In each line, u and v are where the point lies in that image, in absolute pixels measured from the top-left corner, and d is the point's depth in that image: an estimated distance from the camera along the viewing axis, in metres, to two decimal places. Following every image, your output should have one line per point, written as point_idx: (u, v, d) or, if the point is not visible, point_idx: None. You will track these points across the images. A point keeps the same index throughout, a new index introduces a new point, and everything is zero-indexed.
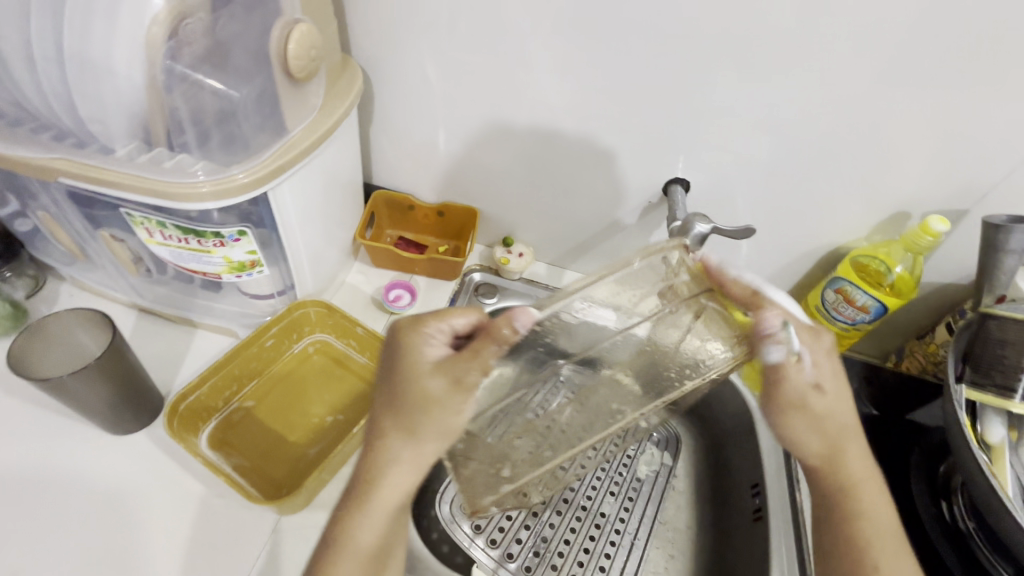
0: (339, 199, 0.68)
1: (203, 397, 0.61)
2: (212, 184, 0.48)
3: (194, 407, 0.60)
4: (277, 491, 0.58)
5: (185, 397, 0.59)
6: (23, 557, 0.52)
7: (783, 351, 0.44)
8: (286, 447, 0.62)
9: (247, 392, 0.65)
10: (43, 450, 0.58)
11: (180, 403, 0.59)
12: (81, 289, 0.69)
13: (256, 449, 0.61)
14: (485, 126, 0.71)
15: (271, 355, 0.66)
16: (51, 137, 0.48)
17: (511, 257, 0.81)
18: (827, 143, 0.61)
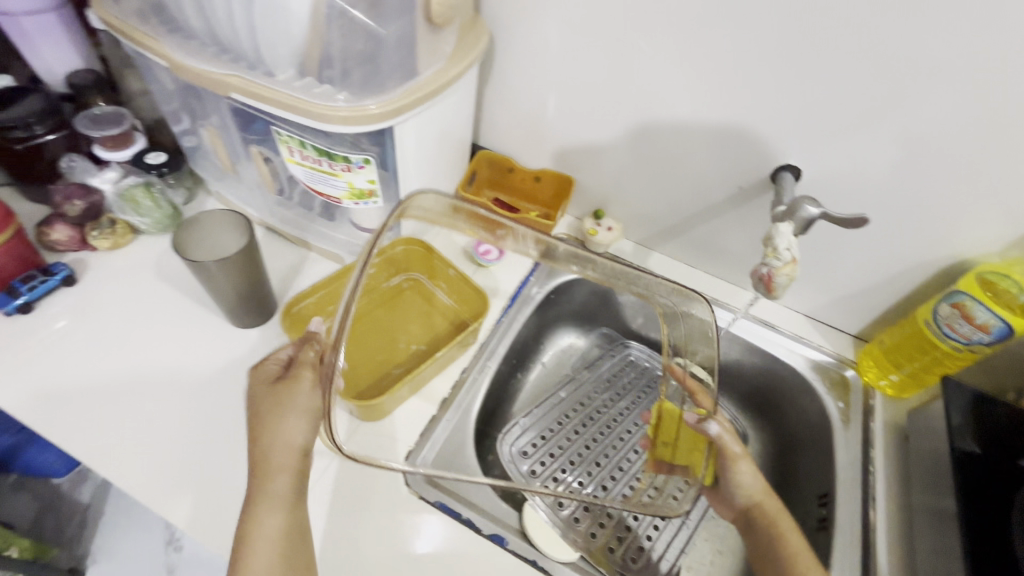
0: (450, 150, 0.73)
1: (310, 306, 0.69)
2: (349, 109, 0.54)
3: (303, 313, 0.68)
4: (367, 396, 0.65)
5: (297, 302, 0.67)
6: (153, 412, 0.61)
7: (716, 426, 0.59)
8: (377, 365, 0.68)
9: None
10: (180, 330, 0.68)
11: (292, 306, 0.67)
12: (224, 205, 0.80)
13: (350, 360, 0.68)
14: (596, 98, 0.72)
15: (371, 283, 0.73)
16: (228, 59, 0.56)
17: (599, 230, 0.82)
18: (971, 143, 0.56)
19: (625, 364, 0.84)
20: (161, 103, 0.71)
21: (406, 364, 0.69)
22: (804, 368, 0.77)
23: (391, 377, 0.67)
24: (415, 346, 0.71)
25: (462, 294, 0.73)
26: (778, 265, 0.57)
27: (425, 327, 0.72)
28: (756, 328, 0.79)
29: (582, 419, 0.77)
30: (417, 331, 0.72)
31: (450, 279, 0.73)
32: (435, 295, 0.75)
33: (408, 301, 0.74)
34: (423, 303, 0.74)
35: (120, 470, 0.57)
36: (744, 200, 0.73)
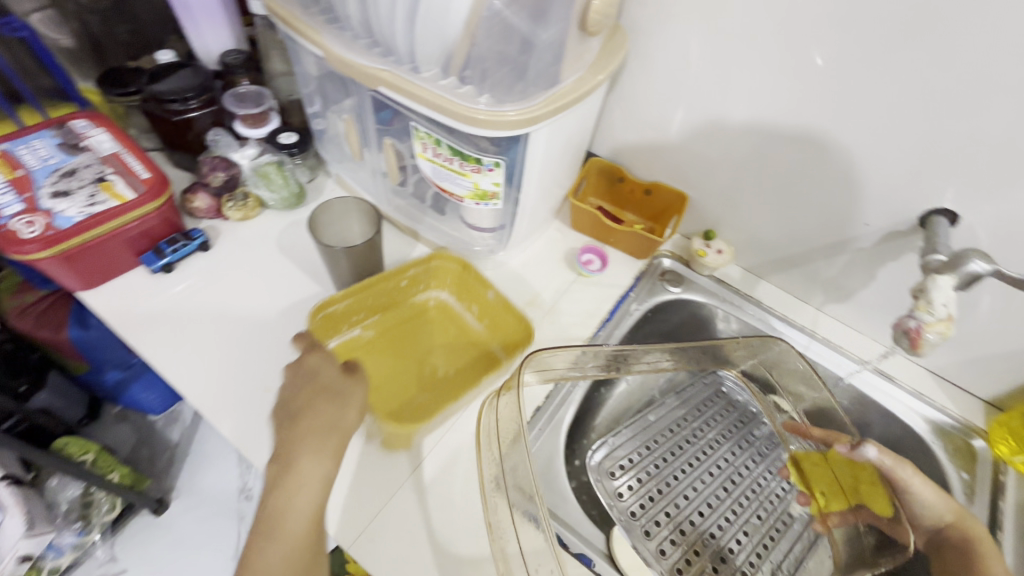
0: (568, 157, 0.72)
1: (339, 311, 0.67)
2: (488, 112, 0.54)
3: (330, 316, 0.67)
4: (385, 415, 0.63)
5: (329, 304, 0.65)
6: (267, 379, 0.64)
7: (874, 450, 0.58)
8: (397, 380, 0.67)
9: (370, 322, 0.72)
10: (294, 302, 0.71)
11: (325, 306, 0.65)
12: (341, 188, 0.83)
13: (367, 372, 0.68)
14: (730, 117, 0.69)
15: (399, 297, 0.73)
16: (380, 53, 0.58)
17: (709, 251, 0.79)
18: None
19: (715, 393, 0.80)
20: (302, 87, 0.74)
21: (434, 390, 0.67)
22: (922, 428, 0.71)
23: (416, 403, 0.65)
24: (444, 372, 0.69)
25: (497, 323, 0.71)
26: (930, 319, 0.52)
27: (459, 353, 0.71)
28: (873, 378, 0.74)
29: (670, 447, 0.74)
30: (451, 359, 0.70)
31: (485, 302, 0.71)
32: (464, 317, 0.74)
33: (433, 321, 0.74)
34: (449, 330, 0.73)
35: (234, 428, 0.61)
36: (881, 241, 0.67)
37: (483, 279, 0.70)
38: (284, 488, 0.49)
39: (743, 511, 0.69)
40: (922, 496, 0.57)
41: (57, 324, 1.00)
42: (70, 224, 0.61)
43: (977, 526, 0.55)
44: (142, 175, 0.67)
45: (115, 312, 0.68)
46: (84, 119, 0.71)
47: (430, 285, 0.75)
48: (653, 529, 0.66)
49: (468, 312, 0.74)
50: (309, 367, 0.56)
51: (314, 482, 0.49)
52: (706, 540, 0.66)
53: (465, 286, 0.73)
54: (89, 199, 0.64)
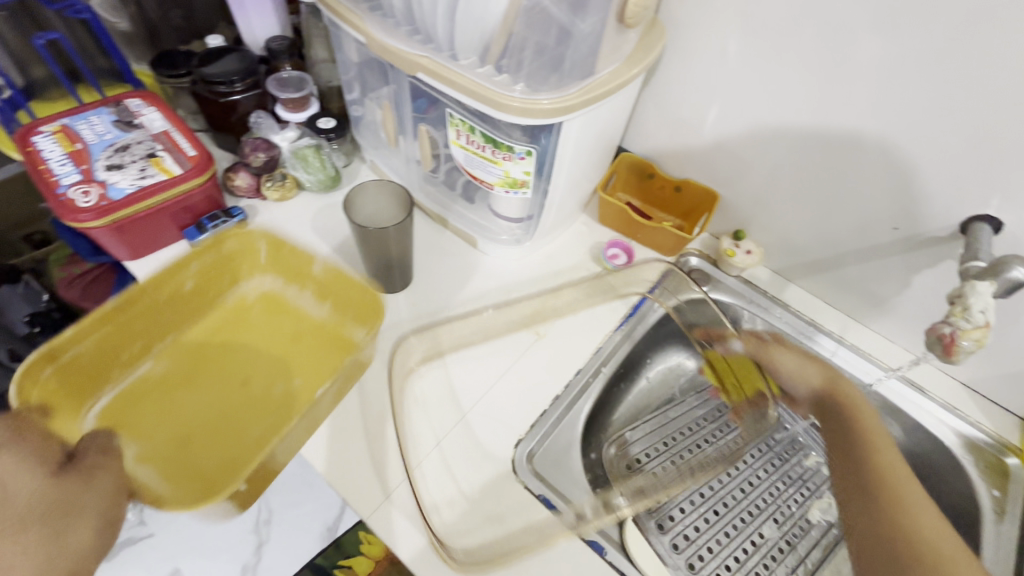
0: (598, 151, 0.72)
1: (89, 359, 0.62)
2: (522, 101, 0.55)
3: (73, 362, 0.61)
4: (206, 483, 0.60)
5: (71, 346, 0.60)
6: None
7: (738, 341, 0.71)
8: (228, 418, 0.64)
9: (162, 348, 0.68)
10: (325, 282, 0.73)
11: (58, 353, 0.59)
12: (374, 173, 0.85)
13: (175, 419, 0.64)
14: (764, 115, 0.68)
15: (196, 301, 0.70)
16: (419, 40, 0.59)
17: (738, 251, 0.78)
18: None
19: None
20: (342, 74, 0.76)
21: (269, 409, 0.65)
22: (952, 442, 0.69)
23: (246, 440, 0.63)
24: (278, 388, 0.67)
25: (337, 299, 0.70)
26: (966, 326, 0.50)
27: (284, 358, 0.70)
28: (905, 390, 0.72)
29: (687, 445, 0.74)
30: (270, 368, 0.69)
31: (313, 279, 0.71)
32: (295, 303, 0.73)
33: (258, 316, 0.73)
34: (281, 320, 0.72)
35: None
36: (920, 247, 0.65)
37: (303, 254, 0.69)
38: None
39: (758, 513, 0.69)
40: (788, 368, 0.67)
41: (99, 296, 1.05)
42: (121, 195, 0.65)
43: (852, 389, 0.63)
44: (189, 153, 0.70)
45: (158, 282, 0.71)
46: (137, 98, 0.75)
47: (251, 275, 0.74)
48: (666, 524, 0.66)
49: (297, 295, 0.74)
50: (48, 471, 0.58)
51: None
52: (720, 538, 0.66)
53: (289, 272, 0.73)
54: (139, 173, 0.67)
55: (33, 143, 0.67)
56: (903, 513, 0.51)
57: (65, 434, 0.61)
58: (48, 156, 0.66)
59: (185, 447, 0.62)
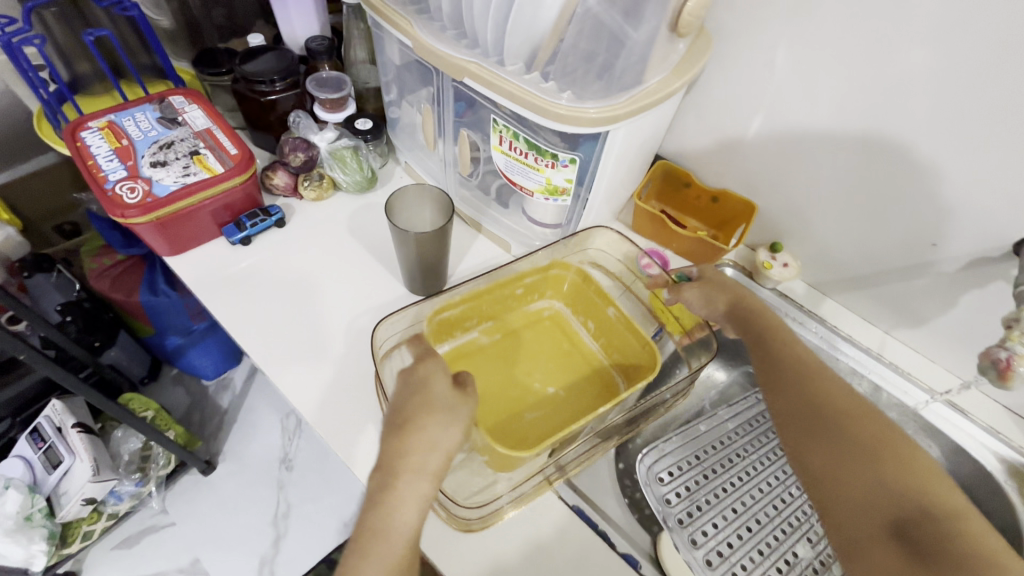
0: (638, 159, 0.71)
1: (455, 316, 0.66)
2: (569, 108, 0.55)
3: (446, 321, 0.66)
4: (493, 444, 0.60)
5: (443, 309, 0.64)
6: (331, 353, 0.67)
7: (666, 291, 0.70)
8: (507, 396, 0.65)
9: (485, 328, 0.69)
10: (360, 282, 0.74)
11: (437, 313, 0.64)
12: (408, 175, 0.85)
13: (486, 393, 0.65)
14: (810, 126, 0.67)
15: (513, 305, 0.71)
16: (466, 46, 0.59)
17: (774, 264, 0.77)
18: None
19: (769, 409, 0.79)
20: (382, 75, 0.77)
21: (546, 409, 0.64)
22: (994, 466, 0.67)
23: (525, 422, 0.63)
24: (549, 389, 0.66)
25: (613, 342, 0.69)
26: (1021, 350, 0.49)
27: (561, 368, 0.68)
28: (945, 412, 0.70)
29: (720, 458, 0.72)
30: (553, 372, 0.68)
31: (607, 319, 0.68)
32: (579, 334, 0.71)
33: (548, 330, 0.71)
34: (565, 341, 0.71)
35: (300, 397, 0.63)
36: (967, 266, 0.64)
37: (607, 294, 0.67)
38: (389, 478, 0.46)
39: (791, 532, 0.68)
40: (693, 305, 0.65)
41: (129, 288, 1.06)
42: (166, 192, 0.66)
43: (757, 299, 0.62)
44: (231, 151, 0.71)
45: (197, 278, 0.72)
46: (181, 95, 0.76)
47: (545, 294, 0.73)
48: (701, 540, 0.65)
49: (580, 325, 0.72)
50: (422, 375, 0.51)
51: (438, 449, 0.47)
52: (753, 556, 0.65)
53: (580, 303, 0.71)
54: (183, 170, 0.68)
55: (81, 138, 0.68)
56: (818, 393, 0.52)
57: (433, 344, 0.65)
58: (96, 151, 0.67)
59: (495, 420, 0.63)
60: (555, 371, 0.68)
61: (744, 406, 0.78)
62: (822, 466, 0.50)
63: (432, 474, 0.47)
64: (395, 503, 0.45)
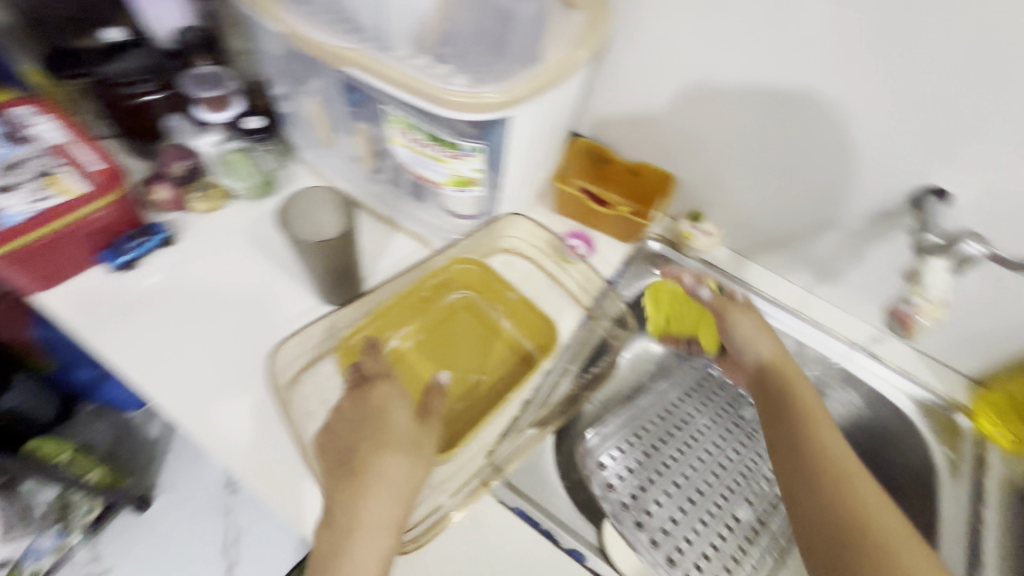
0: (552, 139, 0.69)
1: (366, 335, 0.62)
2: (466, 95, 0.51)
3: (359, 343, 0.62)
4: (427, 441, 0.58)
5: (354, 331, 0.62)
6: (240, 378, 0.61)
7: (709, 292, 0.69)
8: (434, 398, 0.61)
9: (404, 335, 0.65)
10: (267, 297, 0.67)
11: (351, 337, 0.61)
12: (314, 174, 0.79)
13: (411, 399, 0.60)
14: (716, 91, 0.66)
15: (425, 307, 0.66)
16: (345, 30, 0.54)
17: (696, 234, 0.77)
18: None
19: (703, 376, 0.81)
20: (266, 69, 0.69)
21: (473, 400, 0.61)
22: (908, 407, 0.71)
23: (455, 419, 0.60)
24: (476, 376, 0.63)
25: (525, 321, 0.66)
26: (924, 303, 0.51)
27: (480, 353, 0.64)
28: (862, 360, 0.74)
29: (659, 434, 0.74)
30: (475, 359, 0.64)
31: (512, 303, 0.66)
32: (493, 318, 0.67)
33: (464, 322, 0.66)
34: (481, 327, 0.66)
35: (207, 432, 0.57)
36: (872, 220, 0.66)
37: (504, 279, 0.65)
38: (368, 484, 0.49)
39: (731, 496, 0.70)
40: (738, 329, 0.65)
41: (18, 323, 0.95)
42: (13, 223, 0.57)
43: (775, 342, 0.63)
44: (93, 167, 0.61)
45: (74, 312, 0.63)
46: (27, 106, 0.65)
47: (453, 285, 0.67)
48: (644, 520, 0.66)
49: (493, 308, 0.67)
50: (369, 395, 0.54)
51: (411, 459, 0.50)
52: (697, 527, 0.67)
53: (487, 288, 0.67)
54: (34, 194, 0.59)
55: None
56: (806, 433, 0.54)
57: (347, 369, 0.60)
58: None
59: None
60: (478, 362, 0.64)
61: (679, 379, 0.81)
62: (797, 496, 0.51)
63: (409, 487, 0.50)
64: (373, 496, 0.48)
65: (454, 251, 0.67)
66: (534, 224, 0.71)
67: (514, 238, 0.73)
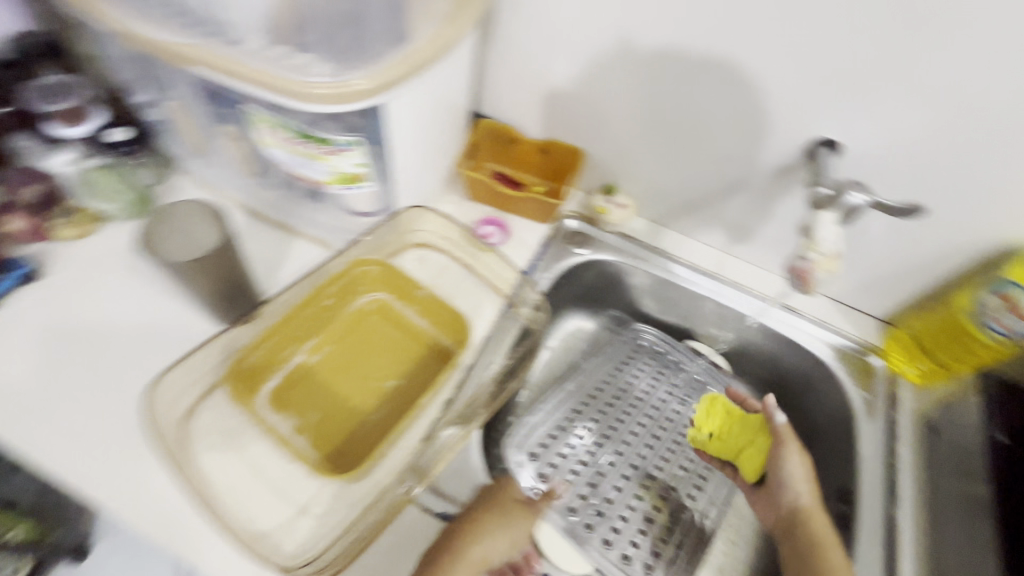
0: (447, 123, 0.65)
1: (263, 357, 0.58)
2: (331, 86, 0.46)
3: (253, 366, 0.57)
4: (340, 458, 0.55)
5: (246, 354, 0.56)
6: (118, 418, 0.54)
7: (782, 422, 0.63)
8: (346, 412, 0.58)
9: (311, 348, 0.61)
10: (149, 325, 0.61)
11: (240, 361, 0.56)
12: (200, 186, 0.72)
13: (320, 416, 0.57)
14: (607, 59, 0.64)
15: (328, 316, 0.62)
16: (186, 24, 0.48)
17: (610, 207, 0.76)
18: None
19: (636, 347, 0.83)
20: (119, 74, 0.62)
21: (387, 408, 0.58)
22: (826, 354, 0.73)
23: (370, 433, 0.57)
24: (391, 383, 0.60)
25: (439, 319, 0.64)
26: (819, 258, 0.52)
27: (396, 359, 0.62)
28: (779, 314, 0.75)
29: (591, 415, 0.75)
30: (389, 366, 0.61)
31: (422, 301, 0.64)
32: (407, 320, 0.64)
33: (376, 327, 0.63)
34: (395, 331, 0.63)
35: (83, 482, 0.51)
36: (773, 176, 0.66)
37: (409, 277, 0.62)
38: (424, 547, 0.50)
39: (663, 467, 0.72)
40: (791, 465, 0.62)
41: None
42: None
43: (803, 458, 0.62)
44: None
45: None
46: None
47: (362, 290, 0.64)
48: (578, 505, 0.66)
49: (407, 310, 0.65)
50: (331, 410, 0.57)
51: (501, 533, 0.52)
52: (631, 502, 0.68)
53: (398, 289, 0.64)
54: None
55: None
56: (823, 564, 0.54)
57: (240, 403, 0.55)
58: None
59: (336, 442, 0.56)
60: (394, 368, 0.61)
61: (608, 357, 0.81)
62: None
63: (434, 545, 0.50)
64: (484, 540, 0.51)
65: (352, 254, 0.63)
66: (442, 217, 0.67)
67: (424, 232, 0.69)
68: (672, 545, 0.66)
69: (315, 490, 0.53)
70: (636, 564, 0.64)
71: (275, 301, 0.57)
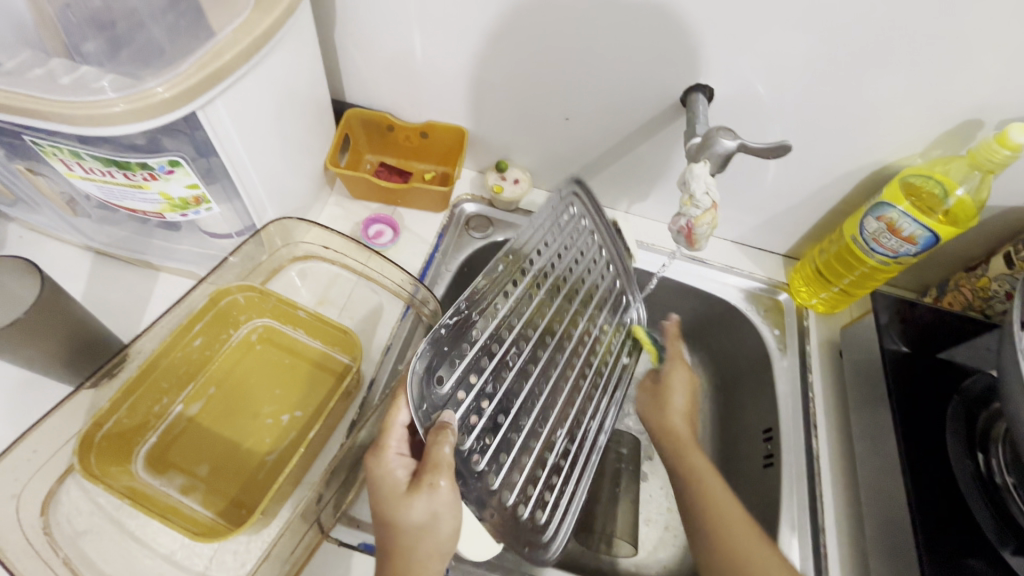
0: (302, 120, 0.58)
1: (127, 418, 0.51)
2: (127, 101, 0.39)
3: (115, 431, 0.50)
4: (238, 509, 0.50)
5: (101, 423, 0.48)
6: None
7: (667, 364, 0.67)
8: (240, 457, 0.53)
9: (188, 395, 0.55)
10: None
11: (95, 432, 0.48)
12: (30, 231, 0.62)
13: (211, 465, 0.52)
14: (465, 28, 0.59)
15: (200, 355, 0.56)
16: None
17: (505, 184, 0.72)
18: (877, 43, 0.50)
19: (567, 226, 0.58)
20: None
21: (283, 444, 0.54)
22: (738, 299, 0.73)
23: (268, 476, 0.52)
24: (288, 415, 0.55)
25: (328, 337, 0.58)
26: (697, 213, 0.52)
27: (289, 386, 0.57)
28: (688, 266, 0.75)
29: (517, 303, 0.53)
30: (283, 397, 0.56)
31: (305, 322, 0.58)
32: (297, 343, 0.59)
33: (262, 359, 0.58)
34: (287, 358, 0.58)
35: None
36: (658, 128, 0.64)
37: (287, 298, 0.57)
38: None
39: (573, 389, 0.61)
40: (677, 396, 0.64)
41: None
42: None
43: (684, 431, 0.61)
44: None
45: None
46: None
47: (241, 319, 0.59)
48: (480, 452, 0.51)
49: (293, 334, 0.59)
50: (223, 460, 0.52)
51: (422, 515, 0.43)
52: (530, 445, 0.56)
53: (279, 312, 0.59)
54: None
55: None
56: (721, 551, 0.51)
57: (109, 478, 0.48)
58: None
59: (232, 493, 0.51)
60: (289, 399, 0.56)
61: (549, 207, 0.54)
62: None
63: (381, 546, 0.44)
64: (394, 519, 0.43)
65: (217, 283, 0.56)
66: (318, 226, 0.61)
67: (305, 244, 0.63)
68: (563, 498, 0.58)
69: (212, 552, 0.48)
70: (526, 516, 0.54)
71: (134, 350, 0.51)
